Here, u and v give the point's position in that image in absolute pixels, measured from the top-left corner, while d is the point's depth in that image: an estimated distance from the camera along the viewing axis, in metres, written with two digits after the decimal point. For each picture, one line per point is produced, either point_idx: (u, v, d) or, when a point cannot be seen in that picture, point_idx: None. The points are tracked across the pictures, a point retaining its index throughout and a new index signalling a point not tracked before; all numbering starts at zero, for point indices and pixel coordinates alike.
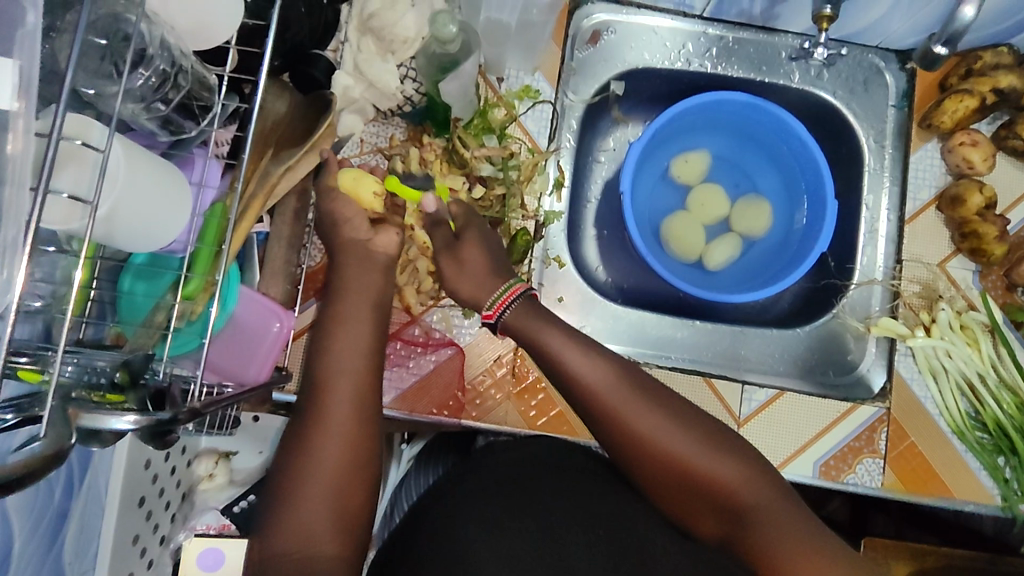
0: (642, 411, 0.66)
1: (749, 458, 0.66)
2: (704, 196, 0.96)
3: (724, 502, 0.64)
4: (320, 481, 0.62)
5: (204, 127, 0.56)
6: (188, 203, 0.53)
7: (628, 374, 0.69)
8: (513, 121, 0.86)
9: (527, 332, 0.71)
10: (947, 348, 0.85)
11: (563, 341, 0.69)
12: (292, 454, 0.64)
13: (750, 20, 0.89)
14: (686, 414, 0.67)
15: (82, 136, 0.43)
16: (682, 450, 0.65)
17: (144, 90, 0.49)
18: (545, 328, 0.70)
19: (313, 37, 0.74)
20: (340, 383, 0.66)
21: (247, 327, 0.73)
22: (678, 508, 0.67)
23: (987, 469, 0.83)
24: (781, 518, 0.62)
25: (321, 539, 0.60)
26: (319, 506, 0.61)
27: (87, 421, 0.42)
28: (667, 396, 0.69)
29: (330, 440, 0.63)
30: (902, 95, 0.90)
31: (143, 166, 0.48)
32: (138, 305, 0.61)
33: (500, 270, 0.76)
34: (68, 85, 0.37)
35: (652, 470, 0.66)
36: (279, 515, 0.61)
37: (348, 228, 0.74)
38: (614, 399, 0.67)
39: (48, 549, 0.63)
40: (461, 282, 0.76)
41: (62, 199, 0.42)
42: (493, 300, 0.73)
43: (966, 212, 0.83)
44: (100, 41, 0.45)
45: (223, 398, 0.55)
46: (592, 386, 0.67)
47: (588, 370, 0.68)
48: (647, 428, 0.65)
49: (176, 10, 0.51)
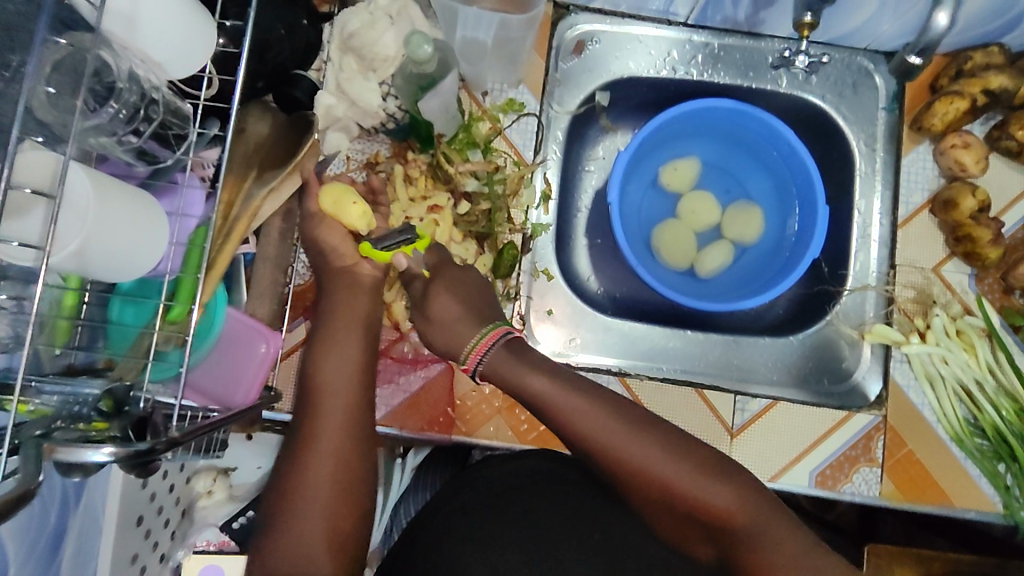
0: (635, 444, 0.64)
1: (750, 484, 0.64)
2: (694, 204, 0.94)
3: (723, 529, 0.62)
4: (315, 511, 0.63)
5: (180, 155, 0.58)
6: (160, 222, 0.53)
7: (619, 408, 0.67)
8: (498, 135, 0.86)
9: (510, 379, 0.69)
10: (943, 354, 0.83)
11: (552, 388, 0.67)
12: (286, 474, 0.65)
13: (736, 26, 0.88)
14: (676, 441, 0.65)
15: (31, 183, 0.42)
16: (681, 481, 0.63)
17: (115, 124, 0.49)
18: (524, 373, 0.68)
19: (295, 58, 0.74)
20: (323, 406, 0.68)
21: (233, 349, 0.73)
22: (680, 531, 0.66)
23: (987, 476, 0.81)
24: (782, 545, 0.60)
25: (320, 562, 0.62)
26: (315, 531, 0.62)
27: (63, 455, 0.42)
28: (655, 422, 0.67)
29: (321, 470, 0.64)
30: (891, 97, 0.89)
31: (108, 192, 0.47)
32: (126, 334, 0.62)
33: (483, 315, 0.73)
34: (13, 139, 0.38)
35: (655, 497, 0.65)
36: (275, 543, 0.62)
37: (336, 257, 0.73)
38: (606, 438, 0.65)
39: (46, 570, 0.64)
40: (436, 332, 0.74)
41: (12, 246, 0.42)
42: (471, 349, 0.71)
43: (958, 216, 0.82)
44: (49, 88, 0.44)
45: (205, 426, 0.55)
46: (585, 427, 0.65)
47: (574, 404, 0.66)
48: (638, 462, 0.64)
49: (150, 45, 0.50)
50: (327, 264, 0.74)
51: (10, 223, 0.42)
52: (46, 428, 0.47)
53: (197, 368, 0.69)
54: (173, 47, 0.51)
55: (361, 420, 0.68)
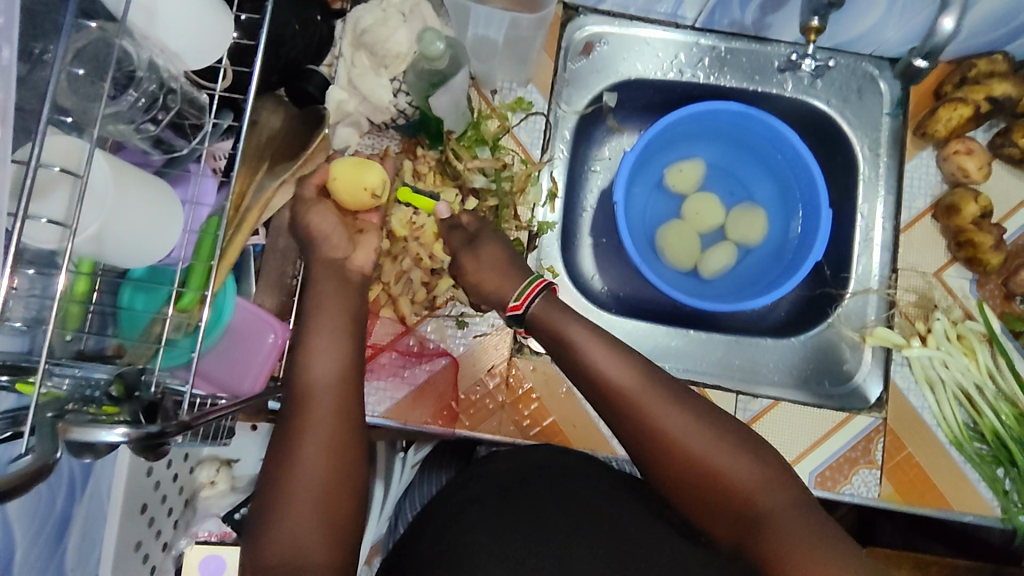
0: (668, 410, 0.67)
1: (775, 463, 0.65)
2: (699, 205, 0.95)
3: (743, 509, 0.63)
4: (308, 493, 0.62)
5: (196, 145, 0.59)
6: (175, 211, 0.54)
7: (652, 372, 0.70)
8: (506, 133, 0.87)
9: (556, 333, 0.73)
10: (943, 358, 0.84)
11: (591, 339, 0.71)
12: (280, 468, 0.64)
13: (742, 30, 0.89)
14: (701, 410, 0.68)
15: (58, 161, 0.43)
16: (703, 453, 0.65)
17: (134, 112, 0.50)
18: (570, 323, 0.73)
19: (307, 53, 0.75)
20: (313, 400, 0.67)
21: (242, 339, 0.74)
22: (697, 509, 0.66)
23: (986, 481, 0.82)
24: (798, 525, 0.61)
25: (312, 551, 0.61)
26: (311, 518, 0.62)
27: (77, 435, 0.43)
28: (682, 390, 0.70)
29: (311, 453, 0.64)
30: (896, 103, 0.90)
31: (129, 181, 0.49)
32: (137, 319, 0.62)
33: (521, 269, 0.79)
34: (46, 115, 0.39)
35: (675, 471, 0.65)
36: (270, 524, 0.61)
37: (326, 247, 0.74)
38: (645, 398, 0.68)
39: (51, 554, 0.65)
40: (482, 278, 0.78)
41: (41, 223, 0.42)
42: (520, 292, 0.76)
43: (960, 221, 0.83)
44: (79, 70, 0.46)
45: (213, 412, 0.55)
46: (619, 384, 0.69)
47: (608, 361, 0.70)
48: (669, 428, 0.66)
49: (166, 33, 0.51)
50: (316, 253, 0.75)
51: (40, 200, 0.42)
52: (59, 411, 0.47)
53: (207, 357, 0.71)
54: (191, 37, 0.53)
55: (349, 420, 0.67)
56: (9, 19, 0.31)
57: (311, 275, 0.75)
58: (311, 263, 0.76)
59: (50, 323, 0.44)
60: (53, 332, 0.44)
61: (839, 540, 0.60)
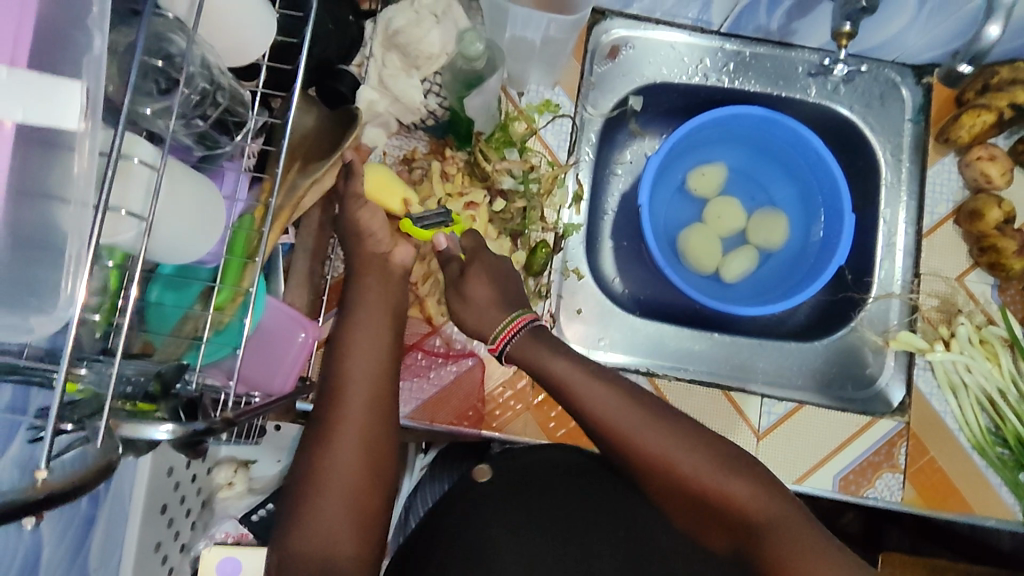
0: (658, 433, 0.67)
1: (767, 479, 0.65)
2: (720, 209, 0.96)
3: (737, 521, 0.64)
4: (334, 491, 0.63)
5: (238, 141, 0.58)
6: (220, 211, 0.54)
7: (640, 400, 0.69)
8: (533, 135, 0.88)
9: (535, 363, 0.72)
10: (966, 363, 0.85)
11: (570, 368, 0.70)
12: (301, 473, 0.64)
13: (767, 35, 0.90)
14: (690, 430, 0.68)
15: (135, 153, 0.44)
16: (696, 468, 0.65)
17: (186, 107, 0.50)
18: (545, 354, 0.72)
19: (340, 52, 0.75)
20: (343, 398, 0.67)
21: (272, 339, 0.73)
22: (695, 521, 0.67)
23: (1009, 485, 0.83)
24: (795, 534, 0.60)
25: (341, 545, 0.62)
26: (335, 521, 0.63)
27: (126, 431, 0.42)
28: (672, 415, 0.69)
29: (341, 450, 0.64)
30: (918, 109, 0.91)
31: (181, 179, 0.49)
32: (167, 315, 0.59)
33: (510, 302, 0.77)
34: (128, 108, 0.38)
35: (672, 487, 0.66)
36: (296, 524, 0.62)
37: (371, 242, 0.74)
38: (629, 426, 0.67)
39: (75, 556, 0.64)
40: (467, 314, 0.77)
41: (121, 215, 0.43)
42: (497, 334, 0.75)
43: (984, 226, 0.84)
44: (156, 62, 0.47)
45: (253, 409, 0.55)
46: (604, 416, 0.68)
47: (591, 391, 0.69)
48: (663, 449, 0.66)
49: (215, 34, 0.52)
50: (360, 255, 0.74)
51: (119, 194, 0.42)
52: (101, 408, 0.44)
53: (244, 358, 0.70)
54: (237, 35, 0.53)
55: (383, 419, 0.67)
56: (102, 9, 0.33)
57: (355, 273, 0.75)
58: (353, 258, 0.75)
59: (125, 323, 0.44)
60: (129, 328, 0.44)
61: (836, 550, 0.59)
